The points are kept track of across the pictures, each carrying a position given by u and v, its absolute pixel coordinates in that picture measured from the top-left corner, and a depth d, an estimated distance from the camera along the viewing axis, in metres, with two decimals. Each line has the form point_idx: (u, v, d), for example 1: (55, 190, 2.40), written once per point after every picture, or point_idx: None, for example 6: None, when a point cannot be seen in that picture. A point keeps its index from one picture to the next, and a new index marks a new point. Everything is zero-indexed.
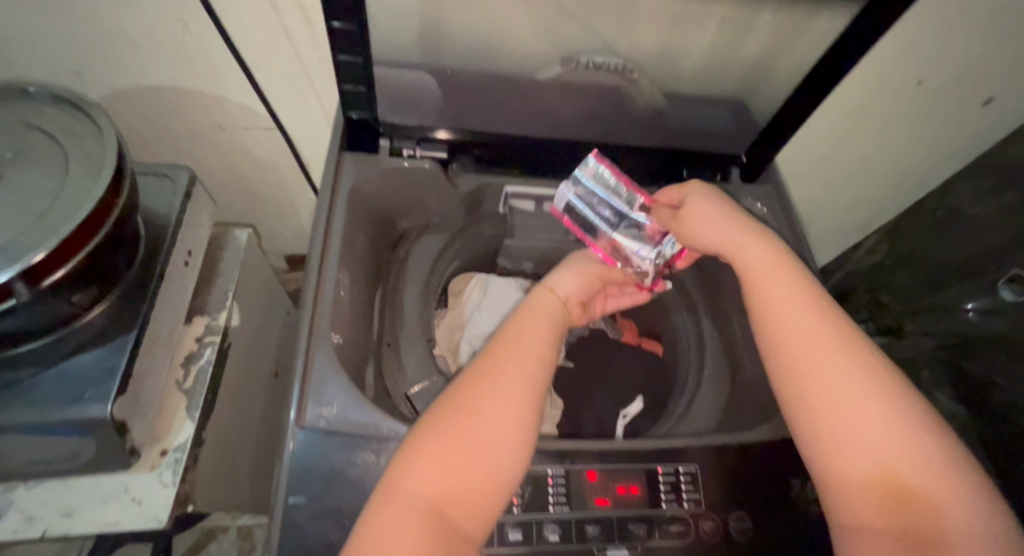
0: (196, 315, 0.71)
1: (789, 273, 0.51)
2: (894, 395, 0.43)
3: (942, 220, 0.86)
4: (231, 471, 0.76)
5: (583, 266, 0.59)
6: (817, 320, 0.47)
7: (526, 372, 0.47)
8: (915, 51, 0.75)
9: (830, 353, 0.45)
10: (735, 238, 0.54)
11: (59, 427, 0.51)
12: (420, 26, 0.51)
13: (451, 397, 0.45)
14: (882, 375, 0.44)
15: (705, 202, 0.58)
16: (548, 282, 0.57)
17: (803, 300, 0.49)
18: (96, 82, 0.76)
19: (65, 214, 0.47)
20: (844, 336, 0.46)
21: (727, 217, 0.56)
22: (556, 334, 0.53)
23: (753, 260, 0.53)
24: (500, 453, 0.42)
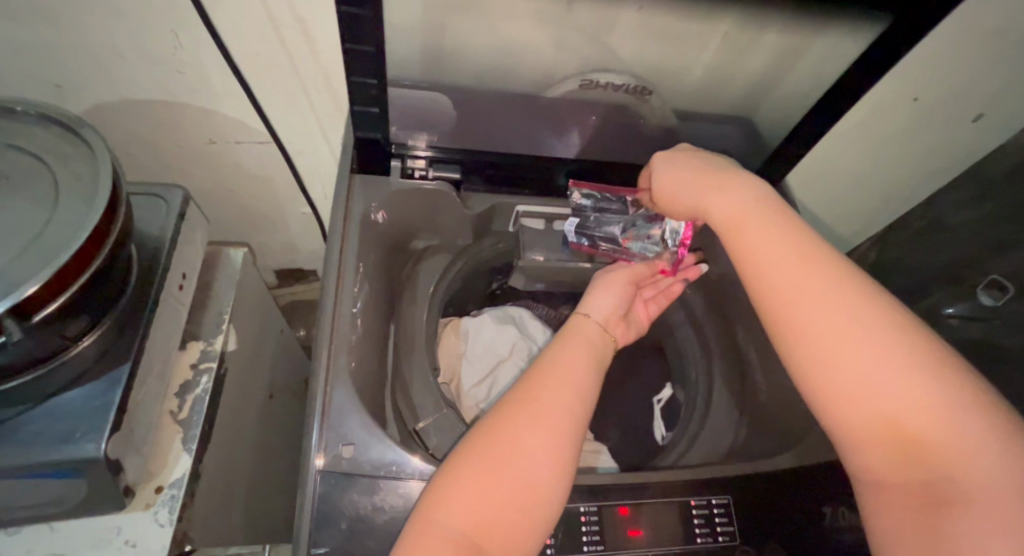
0: (191, 341, 0.68)
1: (768, 221, 0.49)
2: (889, 337, 0.41)
3: (926, 229, 0.98)
4: (227, 504, 0.72)
5: (618, 287, 0.60)
6: (801, 265, 0.45)
7: (553, 396, 0.47)
8: (910, 69, 0.76)
9: (813, 311, 0.43)
10: (714, 190, 0.52)
11: (48, 469, 0.48)
12: (434, 44, 0.50)
13: (480, 429, 0.45)
14: (876, 319, 0.42)
15: (675, 164, 0.56)
16: (584, 310, 0.58)
17: (780, 253, 0.46)
18: (78, 96, 0.72)
19: (59, 244, 0.44)
20: (827, 284, 0.44)
21: (697, 177, 0.54)
22: (598, 359, 0.53)
23: (728, 216, 0.51)
24: (532, 485, 0.42)
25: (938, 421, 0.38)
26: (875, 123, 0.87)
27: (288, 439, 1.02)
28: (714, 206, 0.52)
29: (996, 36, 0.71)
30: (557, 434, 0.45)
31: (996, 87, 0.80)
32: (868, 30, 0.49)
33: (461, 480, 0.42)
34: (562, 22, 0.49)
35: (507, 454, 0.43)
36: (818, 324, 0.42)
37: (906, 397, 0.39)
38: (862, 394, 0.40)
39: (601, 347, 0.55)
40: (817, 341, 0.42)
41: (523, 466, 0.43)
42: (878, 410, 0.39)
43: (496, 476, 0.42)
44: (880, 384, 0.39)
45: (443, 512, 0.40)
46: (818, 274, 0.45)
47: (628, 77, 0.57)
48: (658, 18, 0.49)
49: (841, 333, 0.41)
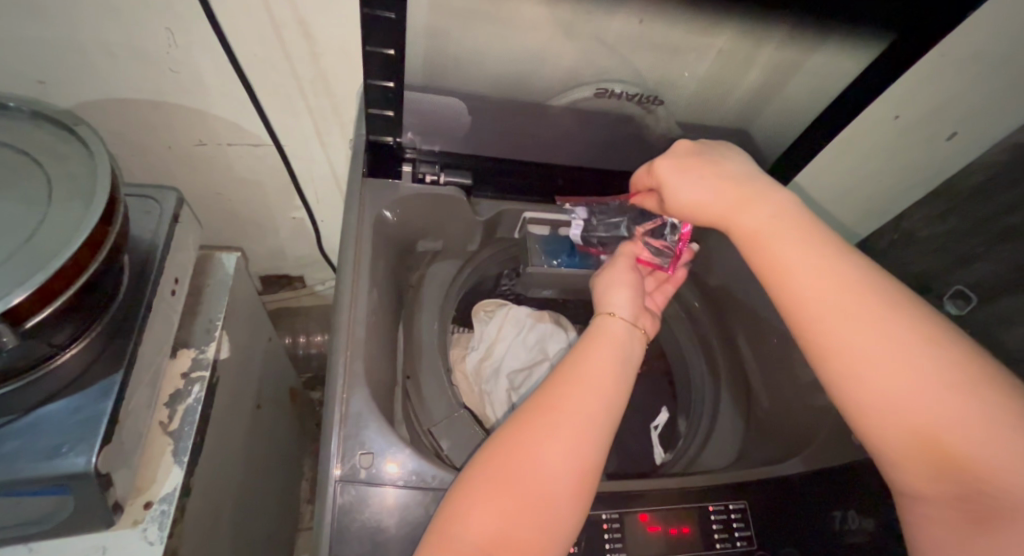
0: (182, 348, 0.66)
1: (791, 231, 0.49)
2: (914, 344, 0.42)
3: (899, 241, 1.06)
4: (216, 519, 0.69)
5: (631, 281, 0.60)
6: (831, 278, 0.46)
7: (585, 403, 0.46)
8: (892, 89, 0.80)
9: (842, 324, 0.44)
10: (737, 200, 0.52)
11: (34, 486, 0.44)
12: (450, 50, 0.50)
13: (508, 438, 0.45)
14: (902, 328, 0.43)
15: (686, 171, 0.54)
16: (607, 308, 0.57)
17: (807, 265, 0.47)
18: (61, 94, 0.68)
19: (56, 246, 0.42)
20: (853, 295, 0.45)
21: (713, 185, 0.53)
22: (626, 358, 0.52)
23: (749, 229, 0.51)
24: (566, 488, 0.43)
25: (967, 424, 0.40)
26: (858, 139, 0.91)
27: (275, 450, 0.98)
28: (735, 215, 0.52)
29: (970, 58, 0.76)
30: (593, 440, 0.45)
31: (969, 107, 0.84)
32: (866, 47, 0.52)
33: (501, 497, 0.41)
34: (577, 31, 0.49)
35: (544, 467, 0.43)
36: (847, 337, 0.43)
37: (936, 404, 0.40)
38: (893, 403, 0.41)
39: (627, 343, 0.54)
40: (847, 355, 0.43)
41: (563, 479, 0.43)
42: (909, 419, 0.41)
43: (537, 490, 0.42)
44: (909, 392, 0.41)
45: (482, 531, 0.40)
46: (844, 285, 0.45)
47: (638, 88, 0.58)
48: (670, 30, 0.50)
49: (871, 345, 0.43)
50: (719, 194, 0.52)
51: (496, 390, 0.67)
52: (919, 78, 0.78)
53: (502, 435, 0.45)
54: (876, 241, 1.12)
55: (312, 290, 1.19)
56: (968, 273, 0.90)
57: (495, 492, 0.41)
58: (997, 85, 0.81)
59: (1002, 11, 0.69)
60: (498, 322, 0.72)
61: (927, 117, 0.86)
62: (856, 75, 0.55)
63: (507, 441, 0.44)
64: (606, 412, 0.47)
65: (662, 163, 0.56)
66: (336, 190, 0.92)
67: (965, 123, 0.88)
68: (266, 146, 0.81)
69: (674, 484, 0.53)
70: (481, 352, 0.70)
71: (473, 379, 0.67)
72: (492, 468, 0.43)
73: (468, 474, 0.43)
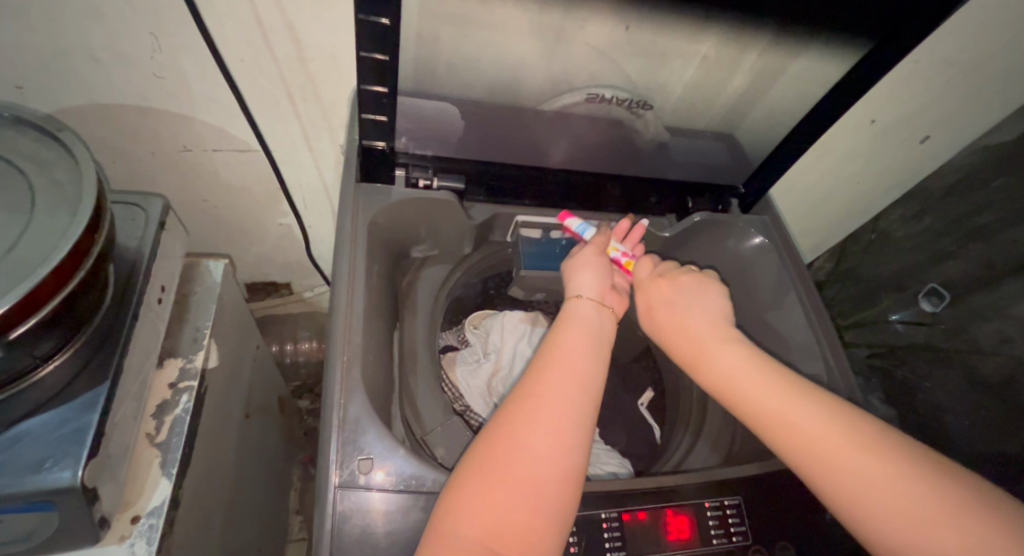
0: (169, 358, 0.65)
1: (757, 362, 0.54)
2: (841, 429, 0.48)
3: (876, 241, 1.10)
4: (205, 529, 0.67)
5: (598, 262, 0.60)
6: (769, 374, 0.53)
7: (567, 389, 0.47)
8: (869, 95, 0.83)
9: (798, 413, 0.49)
10: (703, 339, 0.57)
11: (17, 502, 0.42)
12: (444, 57, 0.51)
13: (491, 432, 0.45)
14: (853, 430, 0.48)
15: (668, 299, 0.61)
16: (573, 292, 0.58)
17: (762, 389, 0.52)
18: (41, 97, 0.67)
19: (41, 258, 0.41)
20: (801, 395, 0.51)
21: (684, 323, 0.59)
22: (597, 338, 0.53)
23: (724, 361, 0.55)
24: (551, 491, 0.42)
25: (942, 520, 0.42)
26: (837, 144, 0.93)
27: (264, 460, 0.97)
28: (705, 346, 0.57)
29: (943, 65, 0.79)
30: (579, 428, 0.45)
31: (941, 111, 0.87)
32: (847, 53, 0.54)
33: (493, 486, 0.41)
34: (568, 37, 0.50)
35: (533, 456, 0.43)
36: (801, 426, 0.49)
37: (890, 491, 0.44)
38: (865, 495, 0.45)
39: (598, 323, 0.55)
40: (817, 454, 0.47)
41: (547, 472, 0.43)
42: (892, 516, 0.43)
43: (528, 481, 0.42)
44: (873, 480, 0.45)
45: (474, 520, 0.40)
46: (805, 400, 0.50)
47: (628, 93, 0.59)
48: (657, 36, 0.51)
49: (821, 433, 0.48)
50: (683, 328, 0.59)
51: None
52: (895, 82, 0.81)
53: (484, 433, 0.45)
54: (853, 242, 1.16)
55: (300, 297, 1.18)
56: (940, 273, 1.01)
57: (487, 479, 0.42)
58: (967, 91, 0.84)
59: (971, 18, 0.72)
60: (497, 330, 0.72)
61: (902, 121, 0.89)
62: (836, 81, 0.57)
63: (497, 429, 0.45)
64: (590, 399, 0.48)
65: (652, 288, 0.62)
66: (326, 197, 0.92)
67: (940, 126, 0.91)
68: (253, 152, 0.80)
69: (670, 480, 0.53)
70: (489, 362, 0.70)
71: (487, 387, 0.68)
72: (483, 462, 0.43)
73: (456, 475, 0.43)
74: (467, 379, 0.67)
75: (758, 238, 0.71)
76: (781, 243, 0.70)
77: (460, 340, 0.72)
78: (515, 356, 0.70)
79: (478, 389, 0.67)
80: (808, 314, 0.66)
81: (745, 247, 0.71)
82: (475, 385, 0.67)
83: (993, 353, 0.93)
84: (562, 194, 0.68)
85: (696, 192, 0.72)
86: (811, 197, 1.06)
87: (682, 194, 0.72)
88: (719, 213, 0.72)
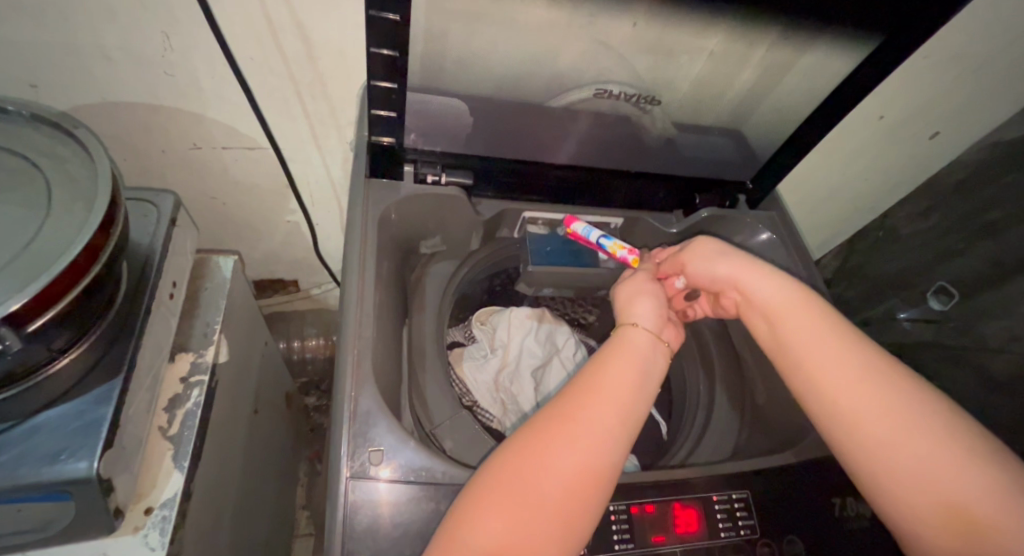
0: (180, 352, 0.66)
1: (800, 307, 0.55)
2: (874, 381, 0.49)
3: (884, 239, 1.09)
4: (215, 522, 0.68)
5: (652, 291, 0.60)
6: (814, 324, 0.53)
7: (610, 415, 0.47)
8: (877, 90, 0.83)
9: (839, 362, 0.50)
10: (748, 276, 0.59)
11: (35, 492, 0.43)
12: (452, 54, 0.51)
13: (524, 438, 0.46)
14: (903, 388, 0.49)
15: (708, 255, 0.61)
16: (631, 318, 0.57)
17: (818, 342, 0.52)
18: (54, 96, 0.68)
19: (58, 252, 0.42)
20: (842, 344, 0.52)
21: (728, 264, 0.60)
22: (649, 372, 0.53)
23: (768, 300, 0.57)
24: (578, 493, 0.43)
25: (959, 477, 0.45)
26: (845, 140, 0.93)
27: (271, 456, 0.98)
28: (749, 287, 0.58)
29: (953, 60, 0.78)
30: (612, 454, 0.46)
31: (951, 107, 0.87)
32: (856, 48, 0.54)
33: (515, 497, 0.42)
34: (576, 33, 0.51)
35: (561, 466, 0.44)
36: (838, 377, 0.50)
37: (911, 447, 0.46)
38: (908, 459, 0.46)
39: (649, 357, 0.54)
40: (850, 406, 0.49)
41: (577, 482, 0.43)
42: (941, 477, 0.45)
43: (554, 486, 0.43)
44: (900, 431, 0.47)
45: (489, 533, 0.40)
46: (842, 351, 0.51)
47: (635, 88, 0.59)
48: (666, 31, 0.51)
49: (856, 383, 0.49)
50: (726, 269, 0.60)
51: (525, 392, 0.68)
52: (904, 77, 0.81)
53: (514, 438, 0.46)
54: (861, 239, 1.16)
55: (307, 294, 1.19)
56: (947, 270, 0.97)
57: (507, 494, 0.42)
58: (976, 86, 0.83)
59: (980, 13, 0.71)
60: (505, 326, 0.71)
61: (910, 117, 0.88)
62: (845, 75, 0.57)
63: (525, 445, 0.45)
64: (626, 427, 0.48)
65: (691, 247, 0.63)
66: (333, 195, 0.92)
67: (949, 122, 0.90)
68: (262, 150, 0.81)
69: (679, 473, 0.54)
70: (495, 358, 0.70)
71: (495, 384, 0.68)
72: (513, 464, 0.44)
73: (482, 473, 0.44)
74: (474, 374, 0.68)
75: (766, 234, 0.71)
76: (789, 239, 0.70)
77: (467, 336, 0.73)
78: (523, 351, 0.70)
79: (485, 386, 0.68)
80: None
81: (754, 242, 0.71)
82: (482, 381, 0.68)
83: (1004, 351, 0.87)
84: (569, 191, 0.68)
85: (704, 188, 0.72)
86: (818, 194, 1.06)
87: (689, 192, 0.72)
88: (727, 208, 0.73)
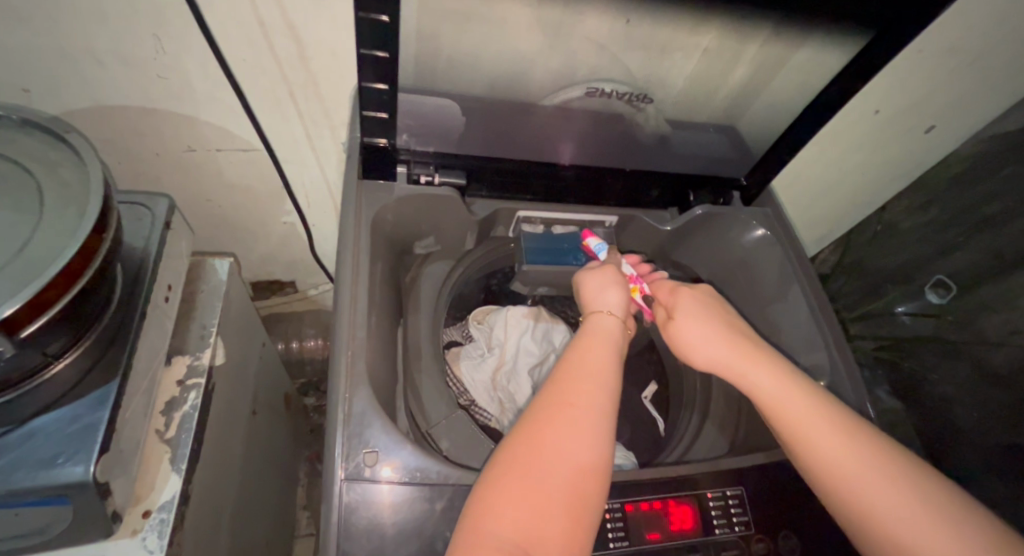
0: (177, 355, 0.66)
1: (780, 375, 0.55)
2: (851, 443, 0.50)
3: (882, 233, 1.10)
4: (215, 524, 0.68)
5: (617, 280, 0.61)
6: (792, 386, 0.54)
7: (595, 400, 0.48)
8: (871, 86, 0.83)
9: (818, 423, 0.51)
10: (744, 365, 0.56)
11: (31, 497, 0.43)
12: (444, 54, 0.51)
13: (520, 434, 0.45)
14: (879, 453, 0.50)
15: (702, 329, 0.59)
16: (596, 306, 0.58)
17: (814, 420, 0.51)
18: (47, 100, 0.68)
19: (52, 256, 0.42)
20: (818, 403, 0.53)
21: (722, 344, 0.58)
22: (617, 352, 0.55)
23: (763, 384, 0.55)
24: (579, 483, 0.43)
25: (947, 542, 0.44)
26: (840, 135, 0.93)
27: (271, 457, 0.98)
28: (744, 374, 0.56)
29: (947, 53, 0.78)
30: (605, 439, 0.46)
31: (946, 100, 0.87)
32: (849, 43, 0.53)
33: (521, 494, 0.42)
34: (568, 31, 0.50)
35: (562, 459, 0.44)
36: (818, 436, 0.51)
37: (897, 513, 0.46)
38: (897, 524, 0.46)
39: (616, 336, 0.56)
40: (831, 468, 0.49)
41: (581, 472, 0.44)
42: None
43: (557, 477, 0.43)
44: (883, 495, 0.47)
45: (509, 527, 0.40)
46: (819, 411, 0.52)
47: (628, 87, 0.59)
48: (657, 29, 0.51)
49: (834, 446, 0.50)
50: (721, 351, 0.58)
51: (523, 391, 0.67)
52: (900, 71, 0.80)
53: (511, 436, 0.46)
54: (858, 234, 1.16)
55: (305, 295, 1.19)
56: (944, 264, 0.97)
57: (517, 485, 0.42)
58: (971, 81, 0.83)
59: (974, 7, 0.71)
60: (501, 325, 0.71)
61: (905, 112, 0.88)
62: (838, 70, 0.56)
63: (523, 437, 0.45)
64: (609, 404, 0.49)
65: (684, 310, 0.61)
66: (329, 195, 0.92)
67: (945, 116, 0.90)
68: (256, 151, 0.81)
69: (673, 471, 0.54)
70: (492, 358, 0.69)
71: (491, 384, 0.68)
72: (514, 461, 0.43)
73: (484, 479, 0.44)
74: (471, 373, 0.68)
75: (761, 230, 0.71)
76: (784, 235, 0.70)
77: (464, 335, 0.72)
78: (520, 352, 0.70)
79: (483, 385, 0.67)
80: (811, 306, 0.66)
81: (748, 239, 0.71)
82: (480, 380, 0.68)
83: (1001, 344, 0.91)
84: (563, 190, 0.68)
85: (699, 186, 0.72)
86: (815, 190, 1.06)
87: (684, 188, 0.72)
88: (721, 206, 0.72)
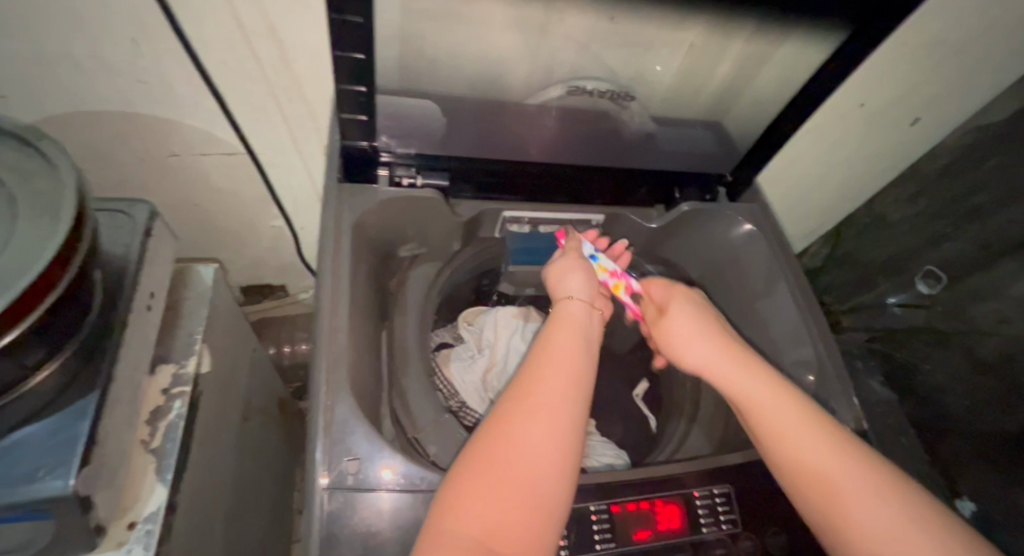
0: (161, 364, 0.65)
1: (761, 379, 0.54)
2: (832, 448, 0.49)
3: (871, 225, 1.10)
4: (205, 532, 0.68)
5: (581, 263, 0.62)
6: (771, 389, 0.53)
7: (564, 389, 0.48)
8: (857, 79, 0.83)
9: (797, 426, 0.50)
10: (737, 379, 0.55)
11: (10, 512, 0.43)
12: (424, 54, 0.50)
13: (490, 430, 0.45)
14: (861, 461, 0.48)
15: (690, 338, 0.60)
16: (563, 293, 0.59)
17: (791, 424, 0.51)
18: (24, 107, 0.66)
19: (22, 266, 0.41)
20: (797, 407, 0.52)
21: (711, 356, 0.58)
22: (586, 338, 0.55)
23: (753, 397, 0.53)
24: (545, 478, 0.42)
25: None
26: (827, 129, 0.93)
27: (264, 462, 0.97)
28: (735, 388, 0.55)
29: (931, 45, 0.78)
30: (573, 432, 0.46)
31: (931, 92, 0.87)
32: (830, 37, 0.53)
33: (484, 491, 0.41)
34: (549, 28, 0.50)
35: (528, 451, 0.43)
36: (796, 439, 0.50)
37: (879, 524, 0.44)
38: (879, 536, 0.44)
39: (586, 323, 0.56)
40: (810, 473, 0.48)
41: (546, 466, 0.43)
42: None
43: (523, 472, 0.42)
44: (864, 503, 0.45)
45: (470, 522, 0.39)
46: (797, 415, 0.51)
47: (609, 84, 0.59)
48: (637, 26, 0.51)
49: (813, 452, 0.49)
50: (711, 363, 0.58)
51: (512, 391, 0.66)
52: (884, 63, 0.80)
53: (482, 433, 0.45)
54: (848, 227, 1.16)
55: (296, 299, 1.18)
56: None
57: (481, 479, 0.41)
58: (955, 72, 0.84)
59: None
60: (491, 325, 0.72)
61: (891, 104, 0.89)
62: (820, 63, 0.56)
63: (489, 429, 0.45)
64: (577, 393, 0.48)
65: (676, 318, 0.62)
66: (317, 198, 0.91)
67: (931, 107, 0.90)
68: (240, 155, 0.80)
69: (659, 470, 0.54)
70: (483, 358, 0.69)
71: (482, 385, 0.67)
72: (480, 458, 0.43)
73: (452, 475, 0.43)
74: (462, 375, 0.67)
75: (750, 226, 0.70)
76: (771, 230, 0.70)
77: (456, 336, 0.73)
78: (509, 352, 0.69)
79: (473, 385, 0.67)
80: (798, 301, 0.66)
81: (736, 234, 0.71)
82: (470, 381, 0.67)
83: (991, 334, 0.91)
84: (549, 189, 0.67)
85: (684, 182, 0.71)
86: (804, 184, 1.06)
87: (669, 185, 0.71)
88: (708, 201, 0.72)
